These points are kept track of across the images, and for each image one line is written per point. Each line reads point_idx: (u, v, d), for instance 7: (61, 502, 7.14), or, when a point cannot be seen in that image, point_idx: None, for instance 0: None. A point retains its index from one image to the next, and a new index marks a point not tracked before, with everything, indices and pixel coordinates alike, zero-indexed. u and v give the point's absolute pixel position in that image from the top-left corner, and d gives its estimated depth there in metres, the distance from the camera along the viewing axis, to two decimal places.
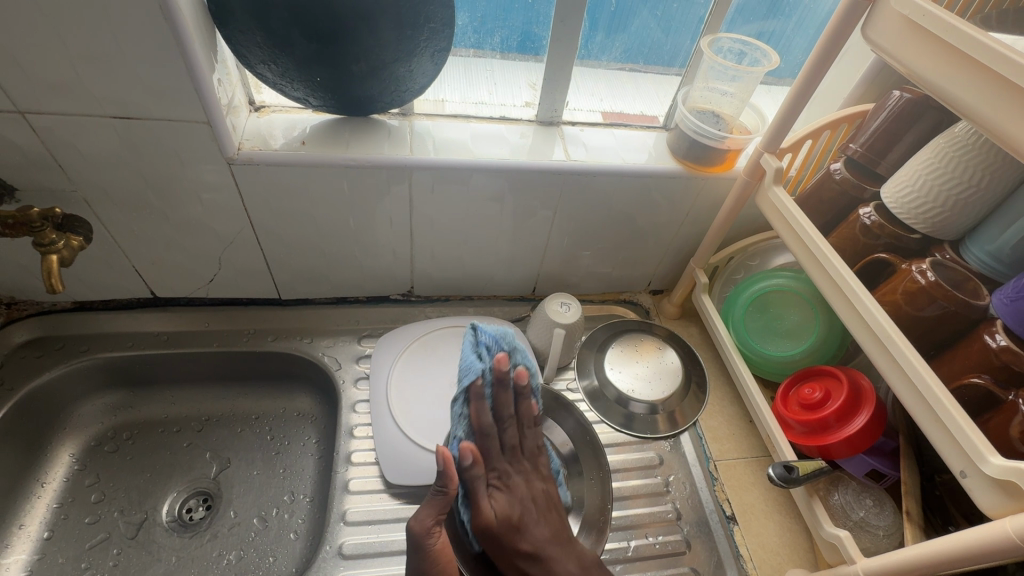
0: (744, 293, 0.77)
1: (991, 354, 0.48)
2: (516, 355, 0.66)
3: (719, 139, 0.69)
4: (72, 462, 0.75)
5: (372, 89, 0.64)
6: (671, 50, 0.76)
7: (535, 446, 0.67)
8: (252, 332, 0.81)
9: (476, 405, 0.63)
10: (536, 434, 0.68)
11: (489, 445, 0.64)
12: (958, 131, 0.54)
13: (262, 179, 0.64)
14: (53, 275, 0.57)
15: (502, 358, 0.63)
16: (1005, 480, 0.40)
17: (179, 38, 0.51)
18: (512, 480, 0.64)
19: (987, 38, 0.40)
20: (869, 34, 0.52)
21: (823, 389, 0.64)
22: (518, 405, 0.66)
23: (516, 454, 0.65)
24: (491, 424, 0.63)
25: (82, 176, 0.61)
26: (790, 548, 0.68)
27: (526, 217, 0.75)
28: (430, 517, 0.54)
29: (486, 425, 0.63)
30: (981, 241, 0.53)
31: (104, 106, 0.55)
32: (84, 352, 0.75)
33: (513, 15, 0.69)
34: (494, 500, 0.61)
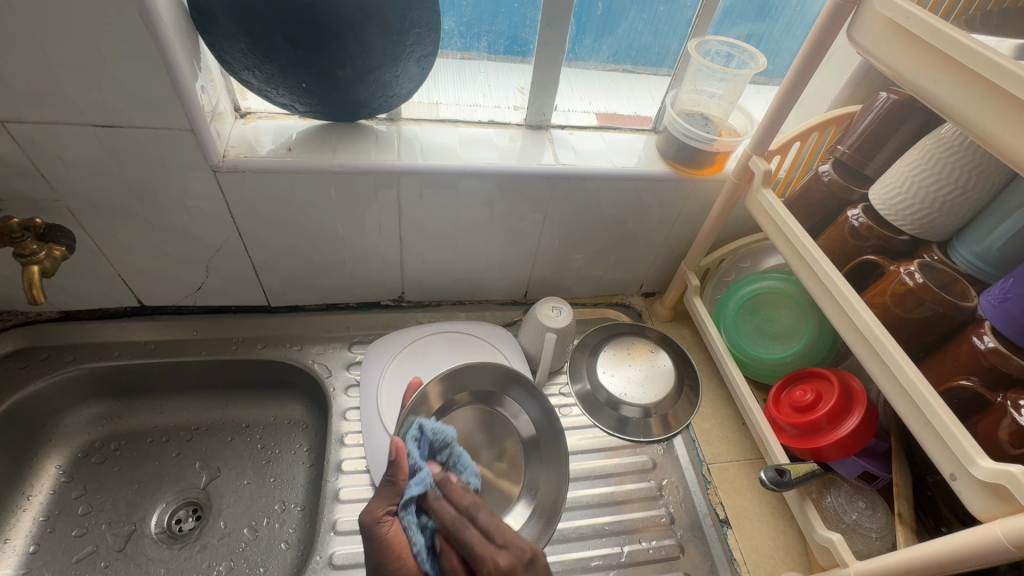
0: (735, 296, 0.77)
1: (979, 356, 0.48)
2: (452, 461, 0.59)
3: (708, 142, 0.68)
4: (58, 474, 0.74)
5: (359, 94, 0.64)
6: (659, 52, 0.76)
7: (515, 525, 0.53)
8: (241, 340, 0.80)
9: (433, 467, 0.56)
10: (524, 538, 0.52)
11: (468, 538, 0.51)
12: (944, 133, 0.54)
13: (249, 187, 0.64)
14: (35, 287, 0.57)
15: (433, 468, 0.55)
16: (994, 483, 0.40)
17: (160, 46, 0.50)
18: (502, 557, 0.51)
19: (970, 40, 0.40)
20: (853, 37, 0.52)
21: (815, 391, 0.64)
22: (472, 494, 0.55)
23: (504, 536, 0.51)
24: (458, 518, 0.52)
25: (65, 185, 0.60)
26: (784, 551, 0.68)
27: (516, 221, 0.75)
28: (385, 504, 0.52)
29: (453, 522, 0.51)
30: (968, 243, 0.53)
31: (86, 115, 0.54)
32: (70, 362, 0.74)
33: (500, 19, 0.69)
34: None
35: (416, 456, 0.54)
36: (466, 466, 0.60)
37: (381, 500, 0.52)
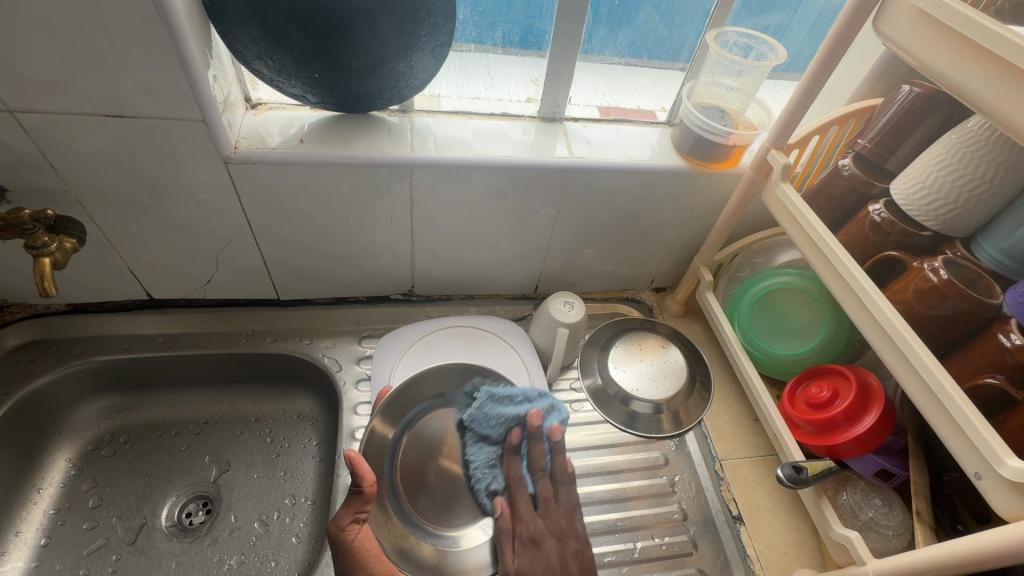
0: (749, 291, 0.76)
1: (1005, 353, 0.47)
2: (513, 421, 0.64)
3: (725, 135, 0.68)
4: (68, 467, 0.73)
5: (372, 85, 0.63)
6: (675, 44, 0.75)
7: (570, 504, 0.64)
8: (250, 334, 0.79)
9: (517, 427, 0.64)
10: (570, 494, 0.65)
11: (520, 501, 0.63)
12: (970, 126, 0.53)
13: (260, 178, 0.63)
14: (46, 279, 0.56)
15: (534, 415, 0.63)
16: (1022, 482, 0.40)
17: (173, 35, 0.49)
18: (546, 542, 0.61)
19: (1006, 30, 0.39)
20: (879, 27, 0.51)
21: (831, 388, 0.64)
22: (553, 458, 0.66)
23: (548, 513, 0.63)
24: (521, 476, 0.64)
25: (74, 175, 0.59)
26: (798, 548, 0.67)
27: (528, 214, 0.74)
28: (349, 514, 0.53)
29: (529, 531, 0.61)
30: (993, 239, 0.52)
31: (96, 104, 0.53)
32: (79, 355, 0.74)
33: (515, 9, 0.68)
34: (517, 557, 0.60)
35: (484, 400, 0.63)
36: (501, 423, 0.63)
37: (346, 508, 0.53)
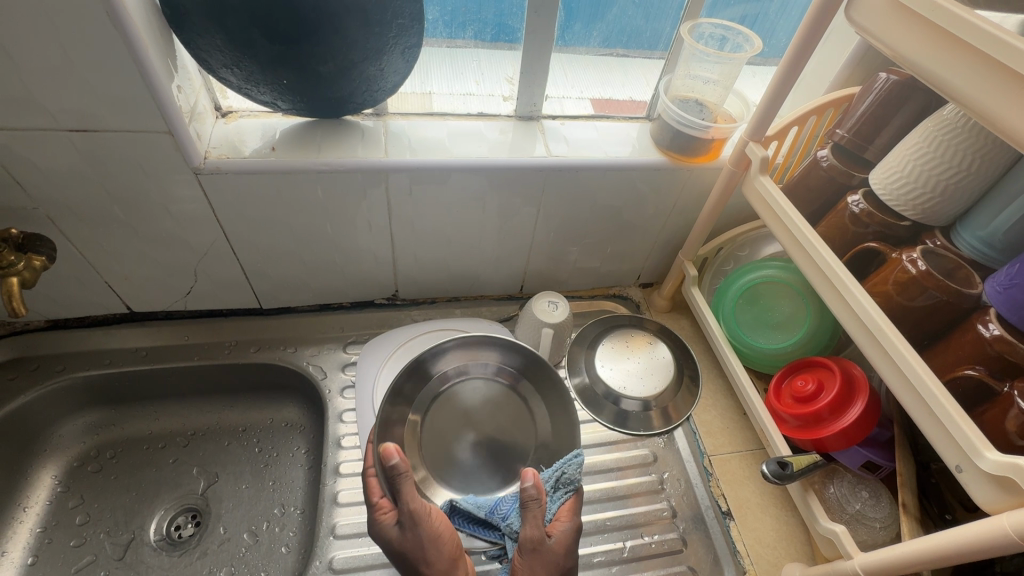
0: (734, 285, 0.75)
1: (984, 344, 0.47)
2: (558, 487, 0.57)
3: (703, 128, 0.67)
4: (54, 484, 0.73)
5: (343, 89, 0.62)
6: (651, 36, 0.73)
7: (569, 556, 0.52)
8: (233, 344, 0.79)
9: (565, 509, 0.55)
10: (569, 552, 0.52)
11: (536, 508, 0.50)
12: (947, 114, 0.52)
13: (232, 188, 0.62)
14: (14, 299, 0.56)
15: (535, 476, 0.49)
16: (1001, 475, 0.39)
17: (131, 46, 0.48)
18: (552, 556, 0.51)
19: (974, 16, 0.38)
20: (852, 15, 0.50)
21: (816, 381, 0.63)
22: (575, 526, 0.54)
23: (558, 534, 0.53)
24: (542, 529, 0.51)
25: (42, 192, 0.58)
26: (787, 542, 0.67)
27: (510, 215, 0.73)
28: (420, 497, 0.50)
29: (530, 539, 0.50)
30: (972, 227, 0.52)
31: (59, 119, 0.52)
32: (61, 371, 0.73)
33: (485, 7, 0.67)
34: (557, 535, 0.53)
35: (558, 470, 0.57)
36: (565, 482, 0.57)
37: (408, 490, 0.50)
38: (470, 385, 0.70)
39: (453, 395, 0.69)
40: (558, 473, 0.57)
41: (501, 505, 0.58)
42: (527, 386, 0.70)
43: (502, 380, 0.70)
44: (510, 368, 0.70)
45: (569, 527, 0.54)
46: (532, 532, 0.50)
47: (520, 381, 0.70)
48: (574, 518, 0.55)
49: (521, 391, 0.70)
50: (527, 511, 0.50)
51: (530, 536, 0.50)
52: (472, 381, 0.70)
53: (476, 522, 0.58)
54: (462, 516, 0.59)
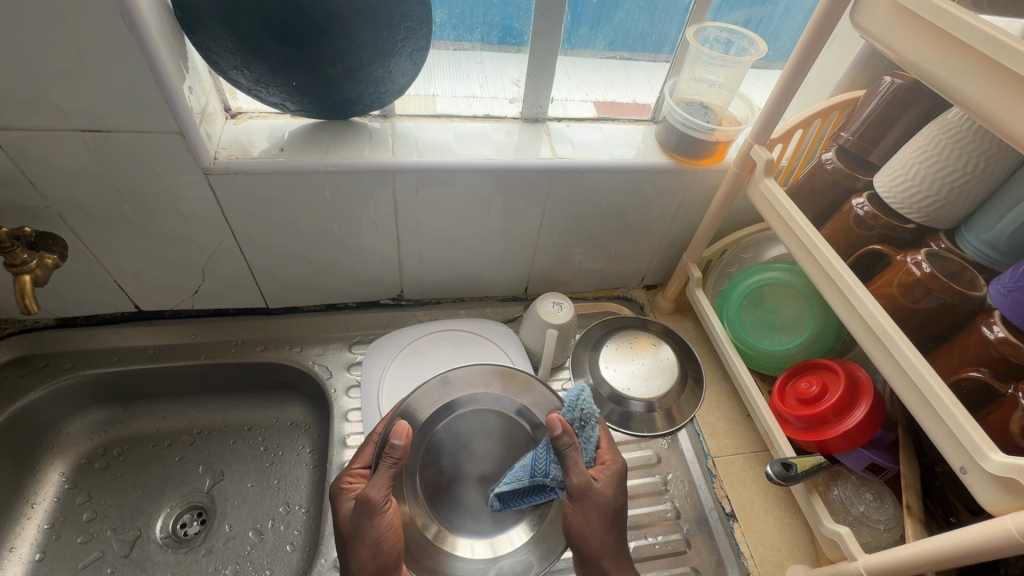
0: (738, 288, 0.76)
1: (989, 346, 0.47)
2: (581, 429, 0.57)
3: (708, 131, 0.67)
4: (61, 481, 0.73)
5: (351, 91, 0.62)
6: (656, 39, 0.74)
7: (614, 503, 0.56)
8: (240, 343, 0.79)
9: (604, 452, 0.58)
10: (614, 495, 0.56)
11: (569, 451, 0.54)
12: (951, 117, 0.52)
13: (242, 188, 0.63)
14: (26, 297, 0.56)
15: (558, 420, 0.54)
16: (1006, 477, 0.39)
17: (144, 48, 0.49)
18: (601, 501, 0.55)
19: (979, 21, 0.39)
20: (857, 20, 0.50)
21: (820, 383, 0.63)
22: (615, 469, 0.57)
23: (601, 477, 0.56)
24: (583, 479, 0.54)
25: (54, 191, 0.59)
26: (790, 543, 0.67)
27: (515, 216, 0.74)
28: (385, 489, 0.53)
29: (579, 488, 0.54)
30: (977, 230, 0.52)
31: (71, 120, 0.53)
32: (69, 369, 0.74)
33: (493, 10, 0.67)
34: (603, 480, 0.56)
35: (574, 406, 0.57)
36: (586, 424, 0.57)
37: (380, 477, 0.53)
38: (486, 416, 0.65)
39: (460, 425, 0.65)
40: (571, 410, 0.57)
41: (539, 462, 0.57)
42: (544, 434, 0.63)
43: (523, 421, 0.64)
44: (528, 410, 0.64)
45: (614, 469, 0.57)
46: (578, 480, 0.54)
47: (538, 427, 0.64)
48: (609, 462, 0.58)
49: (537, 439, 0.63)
50: (568, 458, 0.54)
51: (579, 485, 0.54)
52: (489, 412, 0.65)
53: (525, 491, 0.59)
54: (508, 493, 0.59)
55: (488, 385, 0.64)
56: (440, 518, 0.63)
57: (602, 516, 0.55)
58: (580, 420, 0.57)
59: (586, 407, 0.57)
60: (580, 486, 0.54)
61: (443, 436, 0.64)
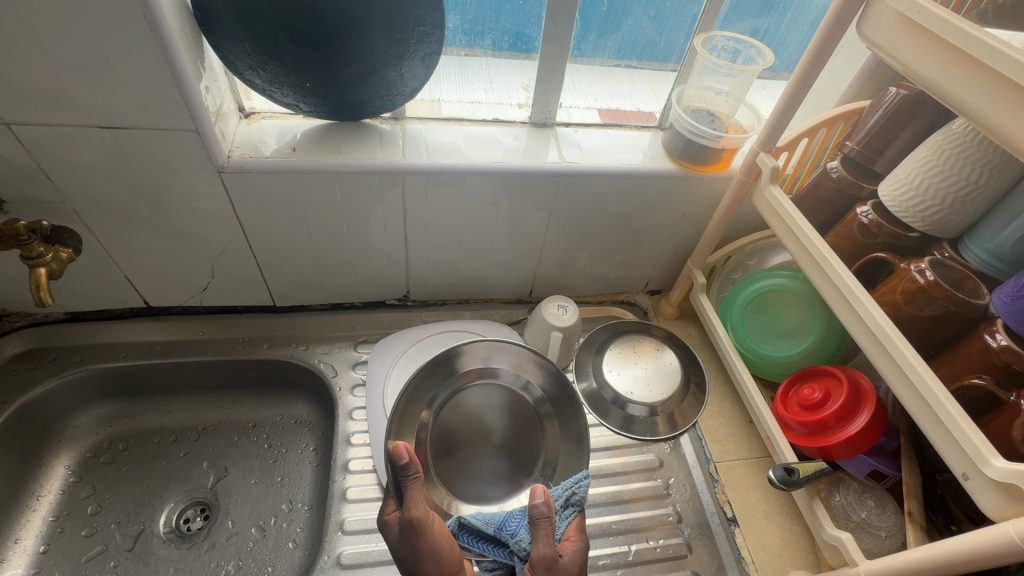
0: (742, 293, 0.76)
1: (992, 355, 0.47)
2: (568, 502, 0.59)
3: (715, 138, 0.68)
4: (67, 474, 0.74)
5: (363, 93, 0.63)
6: (664, 48, 0.75)
7: None
8: (247, 340, 0.80)
9: (575, 530, 0.57)
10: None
11: (545, 526, 0.51)
12: (955, 128, 0.53)
13: (254, 187, 0.63)
14: (42, 289, 0.57)
15: (543, 488, 0.52)
16: (1008, 482, 0.40)
17: (164, 47, 0.50)
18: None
19: (982, 34, 0.40)
20: (863, 31, 0.51)
21: (823, 389, 0.64)
22: (580, 552, 0.55)
23: (567, 556, 0.54)
24: (551, 557, 0.50)
25: (69, 185, 0.60)
26: (792, 549, 0.68)
27: (521, 219, 0.75)
28: (423, 503, 0.52)
29: (545, 562, 0.50)
30: (979, 239, 0.53)
31: (90, 116, 0.54)
32: (78, 363, 0.75)
33: (504, 16, 0.68)
34: (569, 560, 0.53)
35: (563, 494, 0.59)
36: (575, 499, 0.59)
37: (411, 498, 0.52)
38: (493, 391, 0.69)
39: (465, 399, 0.68)
40: (564, 492, 0.59)
41: (511, 521, 0.56)
42: (546, 405, 0.70)
43: (530, 397, 0.70)
44: (532, 385, 0.70)
45: (575, 552, 0.54)
46: (543, 551, 0.50)
47: (540, 399, 0.70)
48: (574, 543, 0.55)
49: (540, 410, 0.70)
50: (541, 528, 0.51)
51: (546, 554, 0.50)
52: (497, 388, 0.70)
53: (484, 540, 0.57)
54: (471, 527, 0.57)
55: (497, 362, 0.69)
56: (451, 489, 0.65)
57: None
58: (569, 502, 0.59)
59: (581, 485, 0.60)
60: (546, 555, 0.50)
61: (449, 408, 0.68)
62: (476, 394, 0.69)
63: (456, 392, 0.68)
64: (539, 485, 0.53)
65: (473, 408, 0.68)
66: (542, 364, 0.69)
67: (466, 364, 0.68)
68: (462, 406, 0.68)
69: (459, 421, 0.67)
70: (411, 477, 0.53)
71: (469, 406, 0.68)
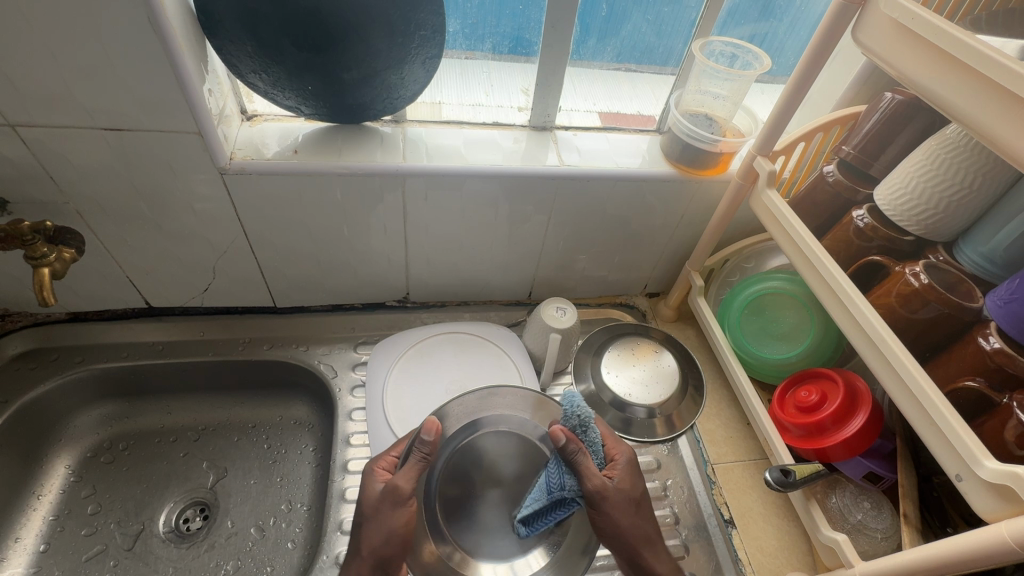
0: (739, 296, 0.77)
1: (985, 357, 0.48)
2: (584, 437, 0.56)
3: (712, 142, 0.69)
4: (67, 474, 0.74)
5: (364, 96, 0.64)
6: (663, 53, 0.76)
7: (635, 499, 0.57)
8: (247, 341, 0.81)
9: (615, 450, 0.58)
10: (636, 484, 0.58)
11: (583, 461, 0.54)
12: (949, 133, 0.53)
13: (256, 189, 0.64)
14: (45, 289, 0.58)
15: (559, 429, 0.53)
16: (1000, 484, 0.40)
17: (168, 50, 0.51)
18: (612, 502, 0.55)
19: (973, 40, 0.40)
20: (858, 37, 0.52)
21: (819, 392, 0.64)
22: (625, 465, 0.58)
23: (615, 473, 0.57)
24: (599, 486, 0.54)
25: (72, 186, 0.60)
26: (789, 551, 0.68)
27: (521, 221, 0.75)
28: (413, 481, 0.54)
29: (598, 489, 0.54)
30: (974, 243, 0.53)
31: (94, 118, 0.55)
32: (79, 363, 0.75)
33: (504, 20, 0.69)
34: (618, 473, 0.57)
35: (578, 420, 0.55)
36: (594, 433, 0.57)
37: (409, 469, 0.55)
38: (506, 439, 0.63)
39: (478, 446, 0.63)
40: (574, 418, 0.55)
41: (552, 480, 0.55)
42: None
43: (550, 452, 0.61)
44: (555, 440, 0.61)
45: (623, 461, 0.58)
46: (595, 482, 0.54)
47: None
48: (617, 458, 0.58)
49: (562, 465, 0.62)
50: (581, 466, 0.54)
51: (596, 487, 0.54)
52: (514, 437, 0.63)
53: (548, 509, 0.57)
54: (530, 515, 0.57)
55: (518, 409, 0.62)
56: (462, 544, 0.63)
57: (631, 506, 0.57)
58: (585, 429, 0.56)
59: (580, 407, 0.55)
60: (597, 486, 0.54)
61: (461, 454, 0.62)
62: (491, 438, 0.63)
63: (464, 444, 0.62)
64: (555, 426, 0.53)
65: (487, 454, 0.63)
66: (571, 421, 0.61)
67: (475, 413, 0.62)
68: (475, 453, 0.62)
69: (474, 466, 0.63)
70: (428, 451, 0.55)
71: (483, 454, 0.63)
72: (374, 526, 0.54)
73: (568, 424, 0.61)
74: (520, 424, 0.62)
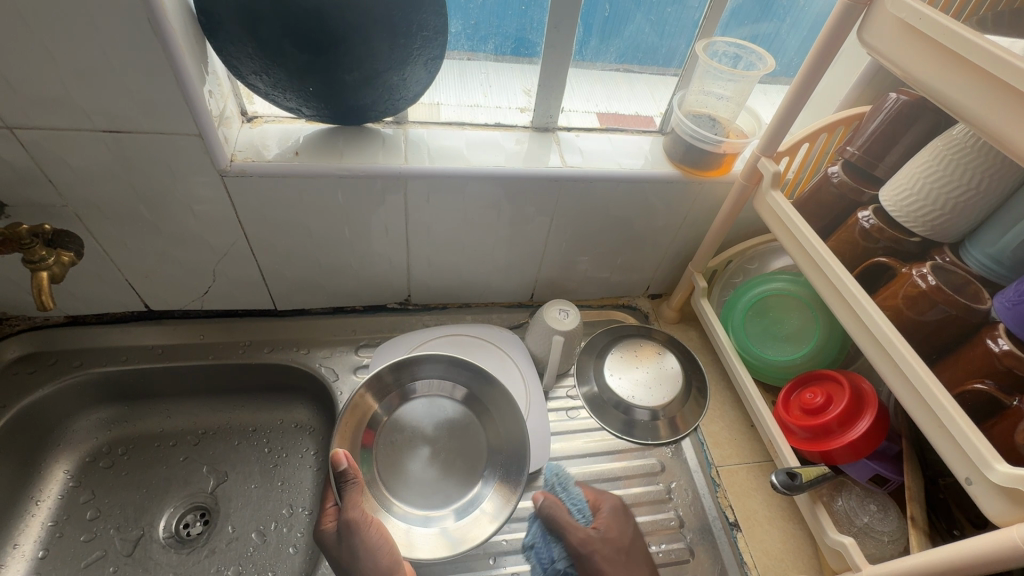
0: (742, 297, 0.77)
1: (994, 359, 0.48)
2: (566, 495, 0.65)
3: (716, 143, 0.68)
4: (66, 479, 0.74)
5: (366, 98, 0.64)
6: (665, 53, 0.75)
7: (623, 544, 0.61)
8: (247, 344, 0.80)
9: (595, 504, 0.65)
10: (621, 532, 0.62)
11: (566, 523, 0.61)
12: (955, 134, 0.53)
13: (257, 191, 0.63)
14: (43, 292, 0.56)
15: (537, 494, 0.62)
16: (1011, 488, 0.40)
17: (168, 51, 0.50)
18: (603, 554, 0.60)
19: (982, 40, 0.40)
20: (863, 37, 0.51)
21: (825, 394, 0.64)
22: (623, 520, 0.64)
23: (603, 524, 0.62)
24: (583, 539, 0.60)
25: (71, 189, 0.60)
26: (794, 554, 0.67)
27: (523, 223, 0.75)
28: (360, 505, 0.57)
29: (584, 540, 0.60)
30: (980, 244, 0.53)
31: (94, 120, 0.54)
32: (78, 367, 0.74)
33: (506, 21, 0.69)
34: (607, 525, 0.62)
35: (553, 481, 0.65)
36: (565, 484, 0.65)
37: (352, 498, 0.57)
38: (433, 400, 0.73)
39: (401, 416, 0.72)
40: (554, 480, 0.65)
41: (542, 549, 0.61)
42: (477, 402, 0.73)
43: (456, 397, 0.74)
44: (458, 386, 0.73)
45: (608, 509, 0.64)
46: (577, 536, 0.60)
47: (474, 397, 0.73)
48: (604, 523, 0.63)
49: (477, 409, 0.73)
50: (560, 517, 0.61)
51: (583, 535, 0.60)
52: (436, 397, 0.74)
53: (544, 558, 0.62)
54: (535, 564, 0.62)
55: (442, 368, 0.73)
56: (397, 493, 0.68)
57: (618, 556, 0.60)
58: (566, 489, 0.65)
59: (557, 476, 0.66)
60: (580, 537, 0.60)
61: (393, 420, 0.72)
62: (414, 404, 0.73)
63: (398, 403, 0.73)
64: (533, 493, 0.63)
65: (415, 418, 0.73)
66: (449, 363, 0.72)
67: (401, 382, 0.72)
68: (399, 423, 0.72)
69: (405, 430, 0.72)
70: (353, 476, 0.58)
71: (416, 421, 0.72)
72: (353, 557, 0.56)
73: (475, 371, 0.72)
74: (449, 380, 0.73)
